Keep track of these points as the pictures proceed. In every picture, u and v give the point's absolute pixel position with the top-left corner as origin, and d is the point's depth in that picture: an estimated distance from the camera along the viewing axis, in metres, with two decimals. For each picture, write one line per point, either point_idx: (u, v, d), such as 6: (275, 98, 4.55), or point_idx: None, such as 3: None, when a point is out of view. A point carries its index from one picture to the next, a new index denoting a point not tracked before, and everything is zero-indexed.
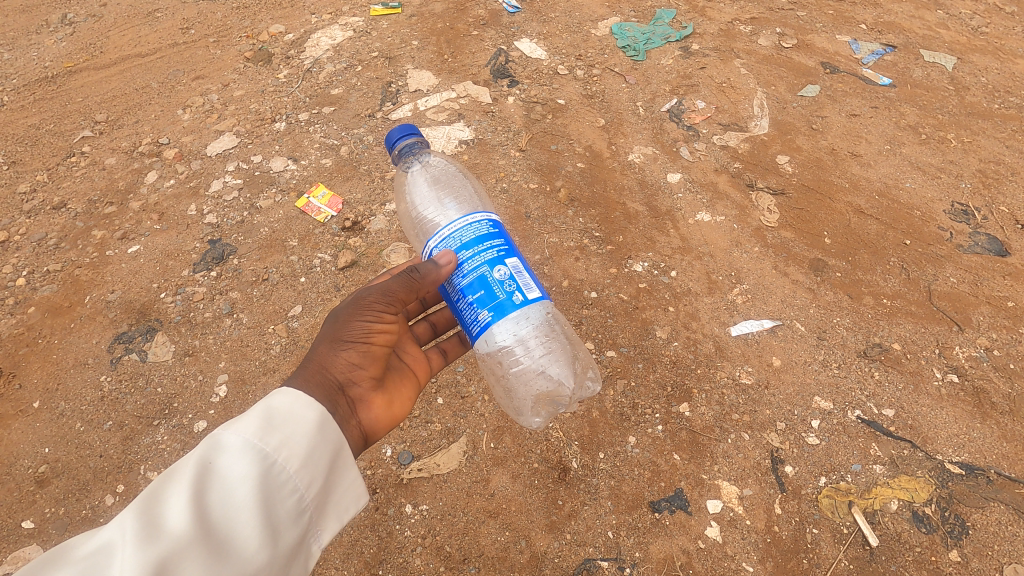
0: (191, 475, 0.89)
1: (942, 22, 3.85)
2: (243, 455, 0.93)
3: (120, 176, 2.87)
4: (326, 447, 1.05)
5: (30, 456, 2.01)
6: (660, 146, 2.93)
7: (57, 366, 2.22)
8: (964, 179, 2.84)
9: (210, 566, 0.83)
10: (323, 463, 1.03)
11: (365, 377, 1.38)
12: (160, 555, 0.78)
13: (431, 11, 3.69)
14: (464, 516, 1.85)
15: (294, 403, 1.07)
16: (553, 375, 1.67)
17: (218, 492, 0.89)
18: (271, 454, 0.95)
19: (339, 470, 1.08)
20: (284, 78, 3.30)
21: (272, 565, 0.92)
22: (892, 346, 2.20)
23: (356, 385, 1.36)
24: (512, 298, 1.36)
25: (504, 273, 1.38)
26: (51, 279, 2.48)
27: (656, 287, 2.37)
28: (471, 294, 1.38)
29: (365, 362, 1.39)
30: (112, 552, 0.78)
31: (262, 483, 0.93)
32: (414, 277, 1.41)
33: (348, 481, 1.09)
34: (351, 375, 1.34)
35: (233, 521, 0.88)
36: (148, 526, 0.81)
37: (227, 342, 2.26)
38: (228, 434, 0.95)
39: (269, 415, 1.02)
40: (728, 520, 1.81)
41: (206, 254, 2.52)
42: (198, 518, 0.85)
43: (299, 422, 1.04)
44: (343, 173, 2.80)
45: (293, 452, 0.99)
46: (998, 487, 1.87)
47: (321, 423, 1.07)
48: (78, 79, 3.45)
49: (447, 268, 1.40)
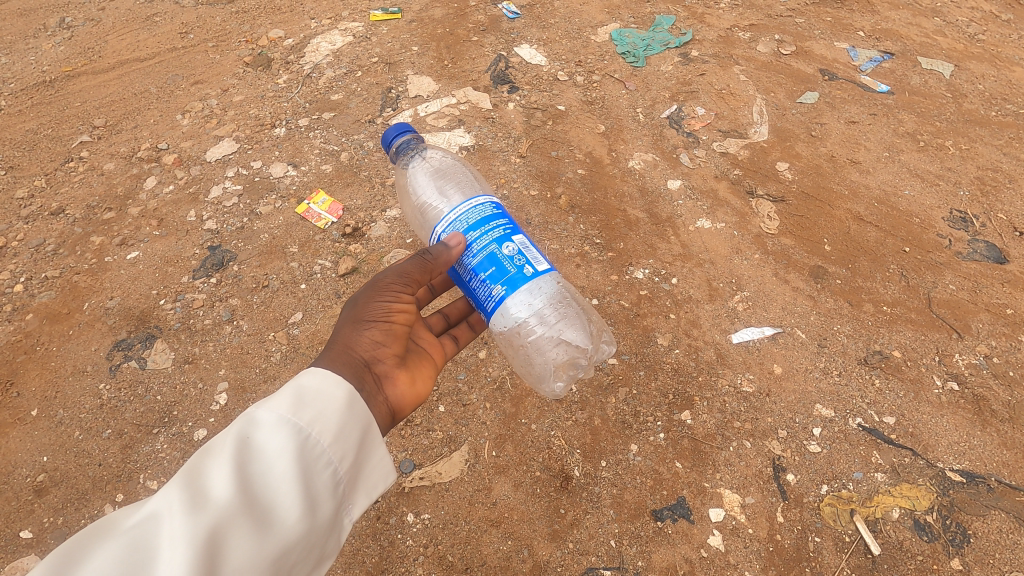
0: (230, 450, 0.96)
1: (939, 30, 3.88)
2: (279, 433, 0.99)
3: (119, 181, 2.86)
4: (355, 424, 1.10)
5: (28, 465, 1.99)
6: (660, 153, 2.94)
7: (56, 373, 2.20)
8: (962, 186, 2.86)
9: (250, 535, 0.89)
10: (353, 439, 1.08)
11: (388, 354, 1.48)
12: (204, 524, 0.85)
13: (431, 17, 3.70)
14: (466, 525, 1.84)
15: (324, 381, 1.12)
16: (568, 340, 1.79)
17: (256, 466, 0.96)
18: (304, 431, 1.01)
19: (368, 446, 1.13)
20: (284, 83, 3.30)
21: (308, 535, 0.97)
22: (892, 354, 2.20)
23: (381, 362, 1.45)
24: (523, 271, 1.49)
25: (513, 249, 1.51)
26: (50, 285, 2.47)
27: (657, 294, 2.38)
28: (483, 271, 1.50)
29: (387, 340, 1.49)
30: (159, 520, 0.85)
31: (296, 456, 0.98)
32: (426, 258, 1.52)
33: (377, 458, 1.14)
34: (375, 352, 1.44)
35: (270, 493, 0.95)
36: (192, 496, 0.89)
37: (227, 349, 2.25)
38: (263, 412, 1.01)
39: (300, 393, 1.07)
40: (731, 529, 1.81)
41: (206, 261, 2.51)
42: (237, 491, 0.91)
43: (329, 399, 1.09)
44: (343, 180, 2.79)
45: (324, 428, 1.04)
46: (998, 495, 1.87)
47: (350, 401, 1.11)
48: (77, 84, 3.44)
49: (457, 248, 1.51)
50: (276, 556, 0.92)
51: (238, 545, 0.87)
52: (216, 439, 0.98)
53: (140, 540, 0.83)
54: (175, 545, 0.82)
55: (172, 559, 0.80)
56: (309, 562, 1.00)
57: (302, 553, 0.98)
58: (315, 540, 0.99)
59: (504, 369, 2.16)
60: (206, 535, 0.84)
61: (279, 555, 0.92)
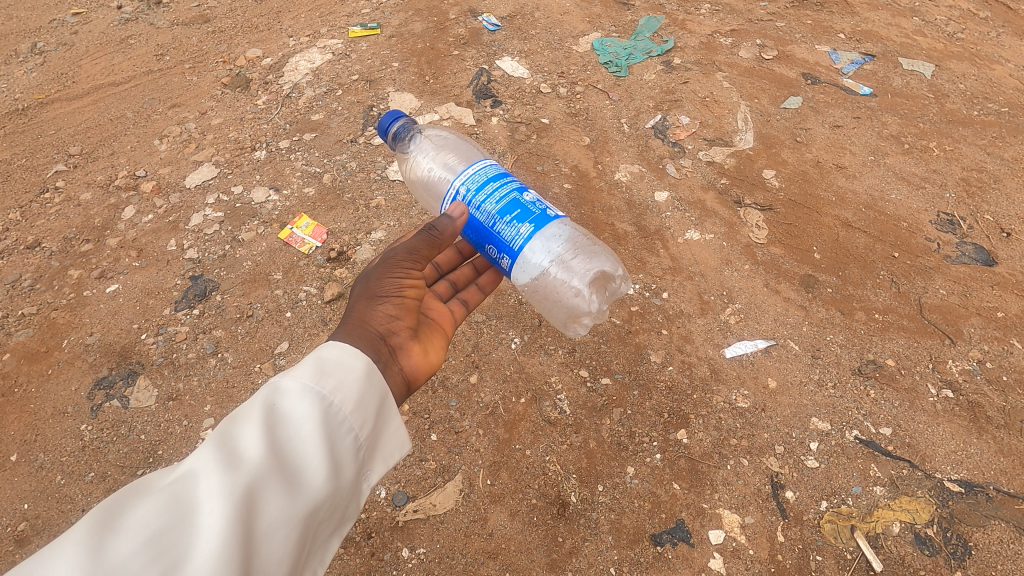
0: (257, 415, 0.98)
1: (919, 29, 3.90)
2: (304, 399, 1.00)
3: (97, 212, 2.80)
4: (374, 393, 1.10)
5: (8, 514, 1.92)
6: (646, 164, 2.92)
7: (35, 416, 2.14)
8: (948, 188, 2.86)
9: (281, 491, 0.92)
10: (373, 407, 1.08)
11: (402, 327, 1.47)
12: (236, 483, 0.87)
13: (411, 31, 3.67)
14: (462, 558, 1.80)
15: (342, 353, 1.12)
16: (591, 286, 1.77)
17: (282, 430, 0.97)
18: (327, 397, 1.02)
19: (388, 413, 1.13)
20: (263, 104, 3.25)
21: (332, 498, 0.99)
22: (886, 362, 2.20)
23: (395, 334, 1.44)
24: (547, 212, 1.50)
25: (531, 196, 1.53)
26: (27, 323, 2.40)
27: (648, 310, 2.35)
28: (508, 214, 1.50)
29: (401, 313, 1.48)
30: (195, 477, 0.89)
31: (321, 423, 0.99)
32: (433, 234, 1.55)
33: (395, 426, 1.14)
34: (389, 326, 1.43)
35: (299, 454, 0.96)
36: (222, 457, 0.91)
37: (212, 383, 2.19)
38: (288, 379, 1.02)
39: (321, 363, 1.08)
40: (731, 550, 1.79)
41: (188, 291, 2.46)
42: (266, 451, 0.93)
43: (349, 368, 1.09)
44: (326, 203, 2.75)
45: (346, 396, 1.04)
46: (998, 504, 1.86)
47: (368, 371, 1.11)
48: (50, 111, 3.37)
49: (461, 219, 1.55)
50: (305, 517, 0.94)
51: (267, 503, 0.89)
52: (244, 404, 1.00)
53: (179, 495, 0.86)
54: (211, 502, 0.85)
55: (208, 515, 0.84)
56: (333, 522, 1.03)
57: (328, 513, 1.00)
58: (339, 503, 1.01)
59: (496, 393, 2.13)
60: (238, 494, 0.86)
61: (307, 515, 0.94)
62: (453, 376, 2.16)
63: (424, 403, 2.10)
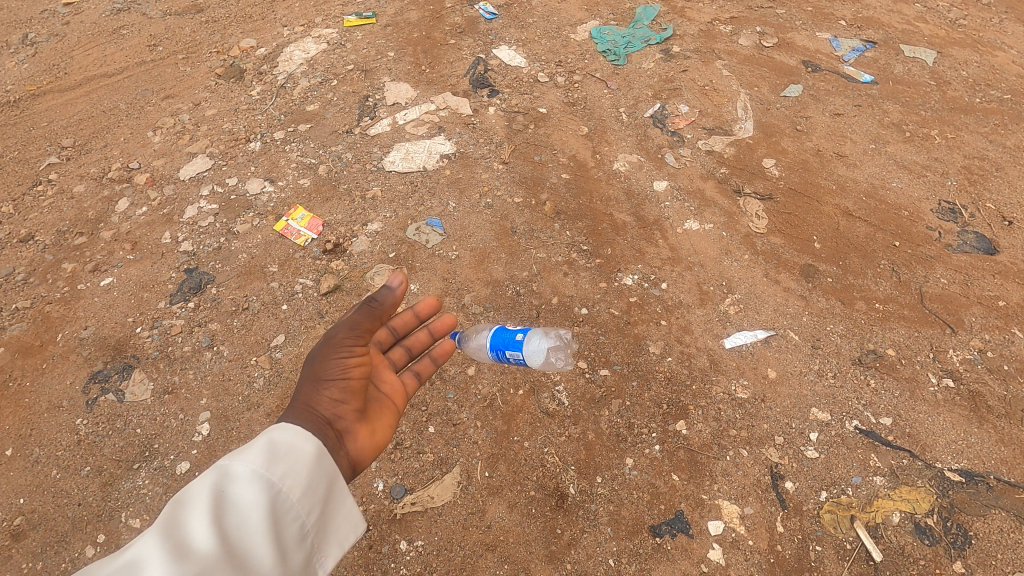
0: (202, 503, 0.88)
1: (920, 16, 3.86)
2: (254, 484, 0.92)
3: (90, 205, 2.77)
4: (324, 477, 1.03)
5: (4, 509, 1.91)
6: (645, 154, 2.89)
7: (29, 410, 2.12)
8: (950, 176, 2.83)
9: None
10: (323, 490, 1.01)
11: (348, 411, 1.26)
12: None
13: (407, 20, 3.62)
14: (461, 550, 1.79)
15: (293, 436, 1.04)
16: None
17: (230, 520, 0.88)
18: (278, 483, 0.94)
19: (338, 496, 1.05)
20: (257, 95, 3.21)
21: None
22: (887, 352, 2.18)
23: (341, 422, 1.24)
24: None
25: None
26: (20, 317, 2.38)
27: (647, 301, 2.34)
28: None
29: (347, 397, 1.28)
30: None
31: (269, 509, 0.91)
32: (373, 305, 1.36)
33: (347, 508, 1.06)
34: (335, 411, 1.23)
35: (246, 548, 0.87)
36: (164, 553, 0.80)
37: (208, 376, 2.18)
38: (236, 463, 0.94)
39: (272, 445, 1.00)
40: (730, 541, 1.78)
41: (183, 284, 2.43)
42: (214, 543, 0.84)
43: (299, 452, 1.01)
44: (322, 194, 2.72)
45: (296, 481, 0.97)
46: (998, 493, 1.85)
47: (318, 454, 1.04)
48: (42, 103, 3.33)
49: (402, 287, 1.39)
50: None
51: None
52: (185, 489, 0.90)
53: None
54: None
55: None
56: None
57: None
58: None
59: (494, 385, 2.11)
60: None
61: None
62: (450, 368, 2.15)
63: (422, 396, 2.09)
